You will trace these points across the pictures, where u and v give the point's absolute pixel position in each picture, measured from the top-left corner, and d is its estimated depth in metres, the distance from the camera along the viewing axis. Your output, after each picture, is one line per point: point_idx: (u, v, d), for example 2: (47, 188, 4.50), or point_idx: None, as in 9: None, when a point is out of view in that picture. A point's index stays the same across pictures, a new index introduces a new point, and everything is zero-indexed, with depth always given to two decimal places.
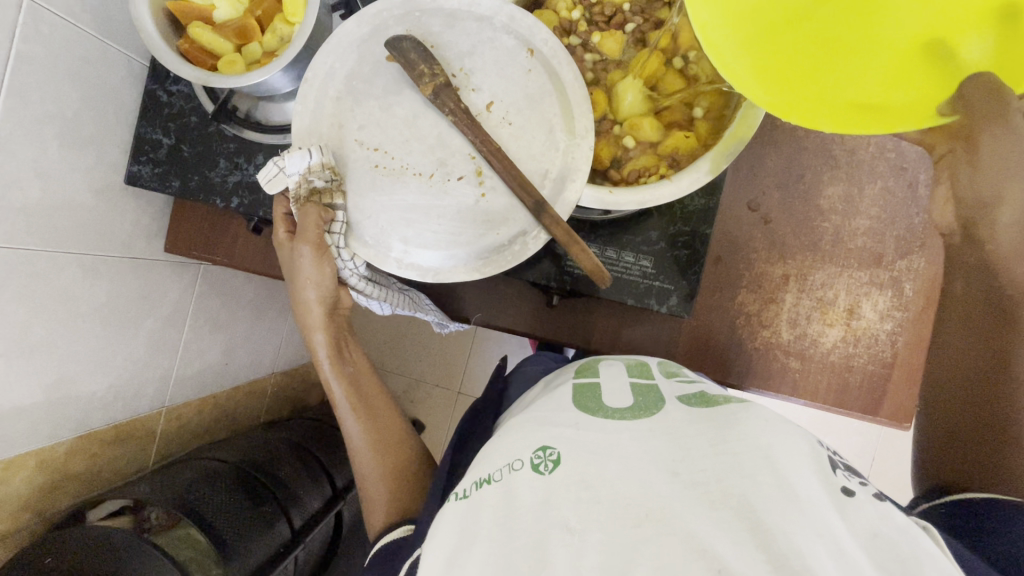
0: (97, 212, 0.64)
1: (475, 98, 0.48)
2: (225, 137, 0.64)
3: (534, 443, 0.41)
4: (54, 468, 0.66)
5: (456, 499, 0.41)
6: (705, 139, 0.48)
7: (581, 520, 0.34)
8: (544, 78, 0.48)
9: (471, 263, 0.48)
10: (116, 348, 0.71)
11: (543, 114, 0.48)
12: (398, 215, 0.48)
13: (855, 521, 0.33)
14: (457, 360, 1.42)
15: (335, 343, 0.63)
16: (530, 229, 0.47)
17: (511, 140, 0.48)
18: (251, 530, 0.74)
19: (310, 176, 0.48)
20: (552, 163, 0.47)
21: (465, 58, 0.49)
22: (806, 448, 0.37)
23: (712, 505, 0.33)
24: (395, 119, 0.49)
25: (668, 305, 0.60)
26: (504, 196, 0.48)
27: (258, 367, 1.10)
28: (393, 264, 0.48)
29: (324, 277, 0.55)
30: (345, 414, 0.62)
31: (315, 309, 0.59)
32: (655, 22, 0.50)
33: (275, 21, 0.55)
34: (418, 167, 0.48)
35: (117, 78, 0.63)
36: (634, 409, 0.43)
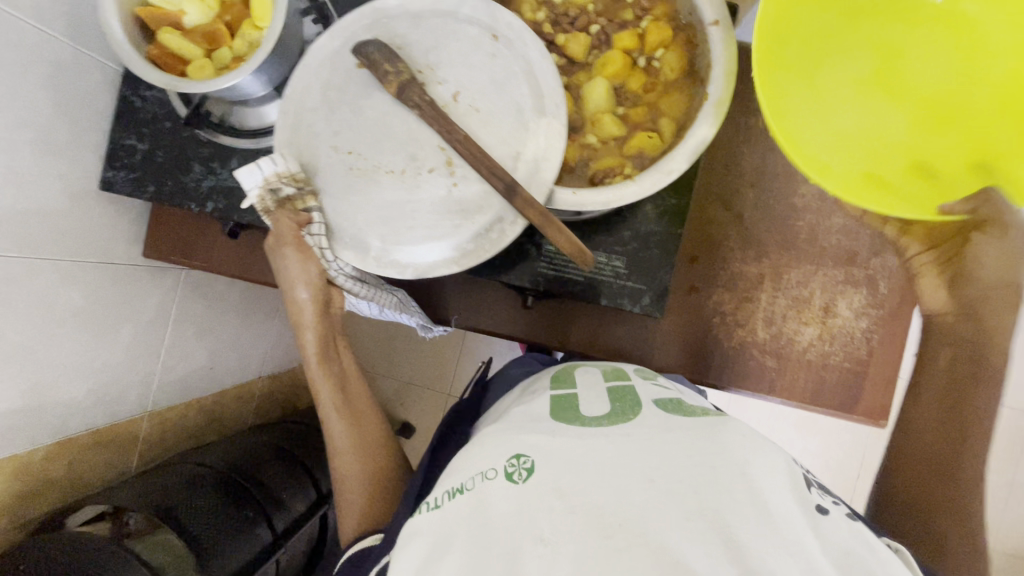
0: (71, 218, 0.64)
1: (441, 91, 0.48)
2: (200, 141, 0.64)
3: (508, 450, 0.41)
4: (32, 475, 0.66)
5: (427, 509, 0.41)
6: (671, 138, 0.48)
7: (556, 531, 0.34)
8: (509, 61, 0.48)
9: (449, 255, 0.47)
10: (95, 353, 0.71)
11: (511, 98, 0.48)
12: (374, 215, 0.48)
13: (828, 538, 0.33)
14: (447, 363, 1.42)
15: (324, 342, 0.60)
16: (506, 215, 0.46)
17: (480, 128, 0.47)
18: (233, 535, 0.74)
19: (281, 179, 0.48)
20: (523, 145, 0.47)
21: (430, 53, 0.49)
22: (782, 462, 0.38)
23: (689, 515, 0.33)
24: (365, 121, 0.49)
25: (641, 304, 0.60)
26: (478, 183, 0.47)
27: (244, 371, 1.10)
28: (373, 264, 0.47)
29: (310, 276, 0.55)
30: (328, 414, 0.61)
31: (308, 309, 0.57)
32: (619, 23, 0.50)
33: (244, 26, 0.55)
34: (391, 165, 0.48)
35: (91, 84, 0.63)
36: (612, 415, 0.44)
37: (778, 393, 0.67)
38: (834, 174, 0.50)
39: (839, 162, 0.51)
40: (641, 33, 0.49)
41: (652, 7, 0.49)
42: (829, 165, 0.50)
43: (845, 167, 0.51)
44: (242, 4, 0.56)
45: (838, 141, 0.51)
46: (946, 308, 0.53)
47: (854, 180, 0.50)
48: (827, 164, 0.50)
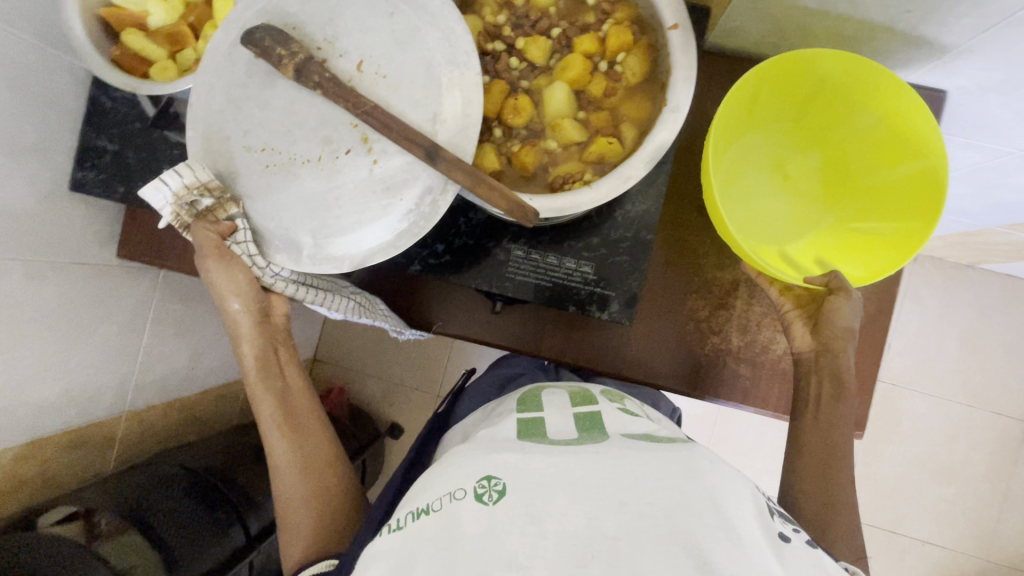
0: (42, 218, 0.64)
1: (343, 64, 0.44)
2: (170, 143, 0.64)
3: (477, 470, 0.40)
4: (7, 473, 0.66)
5: (389, 531, 0.40)
6: (632, 144, 0.47)
7: (528, 556, 0.35)
8: (408, 16, 0.45)
9: (384, 238, 0.44)
10: (68, 354, 0.71)
11: (416, 55, 0.44)
12: (297, 210, 0.45)
13: (793, 565, 0.35)
14: (436, 364, 1.42)
15: (265, 356, 0.56)
16: (435, 185, 0.43)
17: (388, 94, 0.44)
18: (204, 539, 0.74)
19: (191, 191, 0.44)
20: (441, 104, 0.44)
21: (327, 26, 0.45)
22: (748, 486, 0.40)
23: (660, 539, 0.35)
24: (272, 112, 0.44)
25: (610, 311, 0.59)
26: (398, 155, 0.44)
27: (227, 371, 1.10)
28: (307, 262, 0.45)
29: (241, 286, 0.51)
30: (271, 433, 0.57)
31: (242, 320, 0.53)
32: (581, 26, 0.49)
33: (206, 28, 0.54)
34: (306, 154, 0.44)
35: (61, 84, 0.63)
36: (580, 437, 0.44)
37: (754, 402, 0.66)
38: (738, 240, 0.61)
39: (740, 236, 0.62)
40: (602, 37, 0.48)
41: (613, 11, 0.48)
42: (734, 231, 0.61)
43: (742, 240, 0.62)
44: (203, 3, 0.55)
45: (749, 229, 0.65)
46: (809, 348, 0.61)
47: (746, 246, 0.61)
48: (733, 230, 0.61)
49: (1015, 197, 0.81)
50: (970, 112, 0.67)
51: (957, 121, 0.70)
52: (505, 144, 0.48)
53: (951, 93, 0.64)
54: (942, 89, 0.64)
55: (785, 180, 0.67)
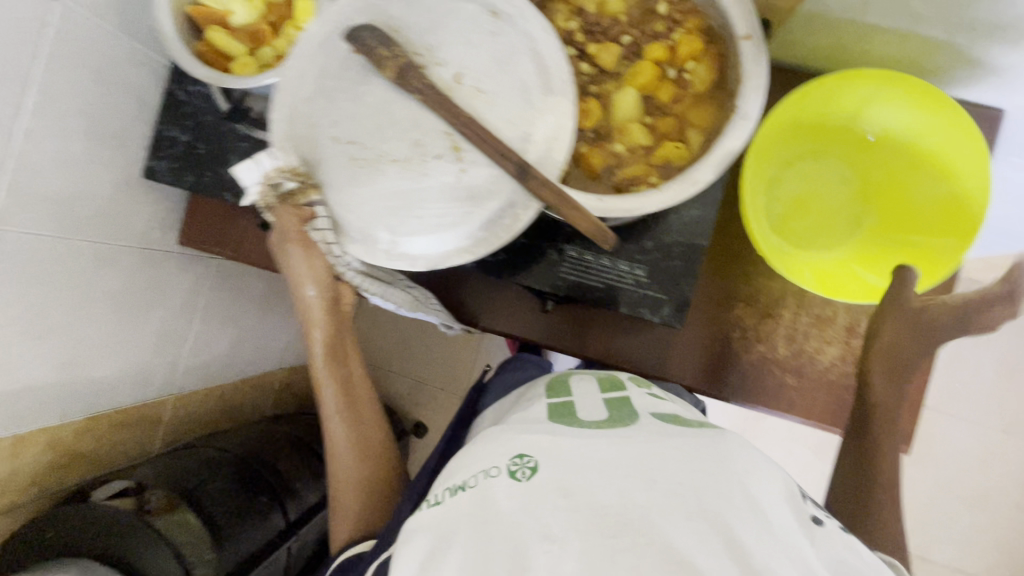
0: (115, 203, 0.67)
1: (441, 73, 0.46)
2: (238, 136, 0.66)
3: (512, 449, 0.41)
4: (63, 448, 0.69)
5: (429, 505, 0.42)
6: (698, 149, 0.48)
7: (563, 529, 0.35)
8: (512, 36, 0.47)
9: (462, 246, 0.46)
10: (127, 334, 0.74)
11: (513, 75, 0.46)
12: (380, 206, 0.46)
13: (824, 550, 0.35)
14: (463, 364, 1.43)
15: (332, 342, 0.61)
16: (519, 201, 0.45)
17: (485, 109, 0.46)
18: (248, 520, 0.76)
19: (280, 174, 0.47)
20: (534, 127, 0.46)
21: (428, 35, 0.47)
22: (775, 470, 0.39)
23: (690, 514, 0.34)
24: (365, 108, 0.47)
25: (661, 314, 0.60)
26: (487, 168, 0.45)
27: (265, 362, 1.12)
28: (383, 257, 0.47)
29: (319, 274, 0.56)
30: (330, 414, 0.61)
31: (316, 307, 0.58)
32: (651, 34, 0.50)
33: (286, 27, 0.56)
34: (395, 153, 0.46)
35: (139, 77, 0.66)
36: (610, 420, 0.44)
37: (799, 412, 0.66)
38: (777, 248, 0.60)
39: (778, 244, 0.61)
40: (672, 46, 0.49)
41: (684, 20, 0.49)
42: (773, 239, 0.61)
43: (781, 249, 0.61)
44: (286, 5, 0.58)
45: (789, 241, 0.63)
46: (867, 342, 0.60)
47: (783, 253, 0.60)
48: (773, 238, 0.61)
49: None
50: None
51: (1013, 140, 0.69)
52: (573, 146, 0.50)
53: (1009, 112, 0.64)
54: (1001, 108, 0.64)
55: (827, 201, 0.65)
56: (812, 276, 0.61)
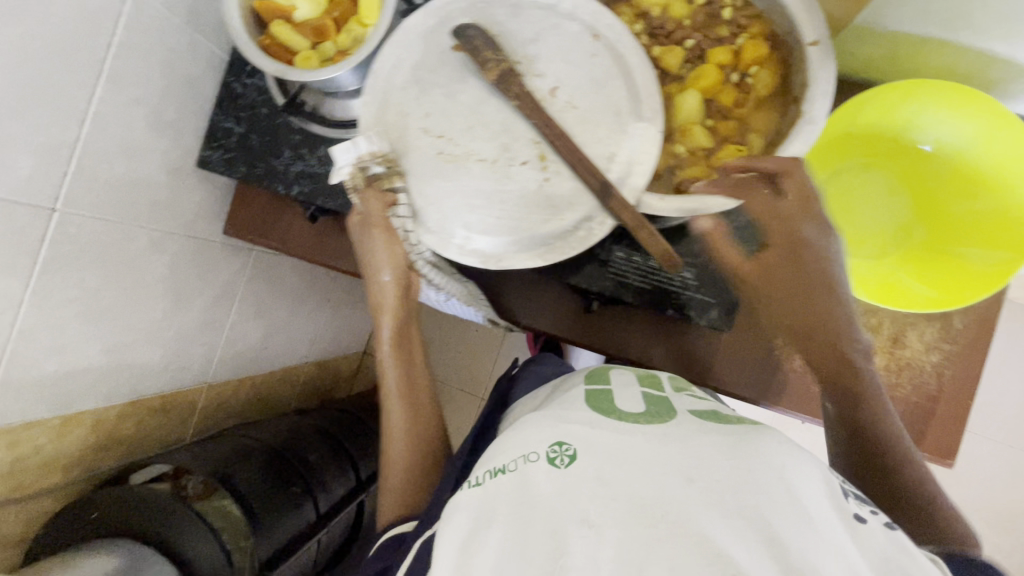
0: (169, 190, 0.68)
1: (540, 83, 0.50)
2: (292, 128, 0.68)
3: (548, 436, 0.38)
4: (105, 429, 0.69)
5: (469, 487, 0.40)
6: (758, 153, 0.49)
7: (600, 513, 0.33)
8: (609, 61, 0.49)
9: (534, 249, 0.50)
10: (172, 320, 0.75)
11: (608, 99, 0.49)
12: (460, 202, 0.50)
13: (868, 548, 0.32)
14: (483, 366, 1.43)
15: (401, 328, 0.63)
16: (594, 215, 0.49)
17: (576, 124, 0.49)
18: (282, 509, 0.77)
19: (371, 159, 0.50)
20: (619, 147, 0.48)
21: (529, 45, 0.50)
22: (812, 461, 0.36)
23: (728, 514, 0.31)
24: (460, 107, 0.51)
25: (708, 317, 0.61)
26: (570, 180, 0.49)
27: (293, 355, 1.12)
28: (455, 250, 0.50)
29: (396, 260, 0.58)
30: (391, 397, 0.62)
31: (389, 291, 0.60)
32: (715, 37, 0.51)
33: (351, 22, 0.58)
34: (482, 153, 0.50)
35: (201, 68, 0.67)
36: (649, 414, 0.41)
37: None
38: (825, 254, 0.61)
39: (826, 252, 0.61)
40: (736, 50, 0.50)
41: (748, 24, 0.50)
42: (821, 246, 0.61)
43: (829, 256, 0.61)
44: (350, 1, 0.59)
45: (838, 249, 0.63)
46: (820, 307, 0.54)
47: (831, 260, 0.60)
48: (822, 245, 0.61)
49: None
50: None
51: None
52: None
53: None
54: None
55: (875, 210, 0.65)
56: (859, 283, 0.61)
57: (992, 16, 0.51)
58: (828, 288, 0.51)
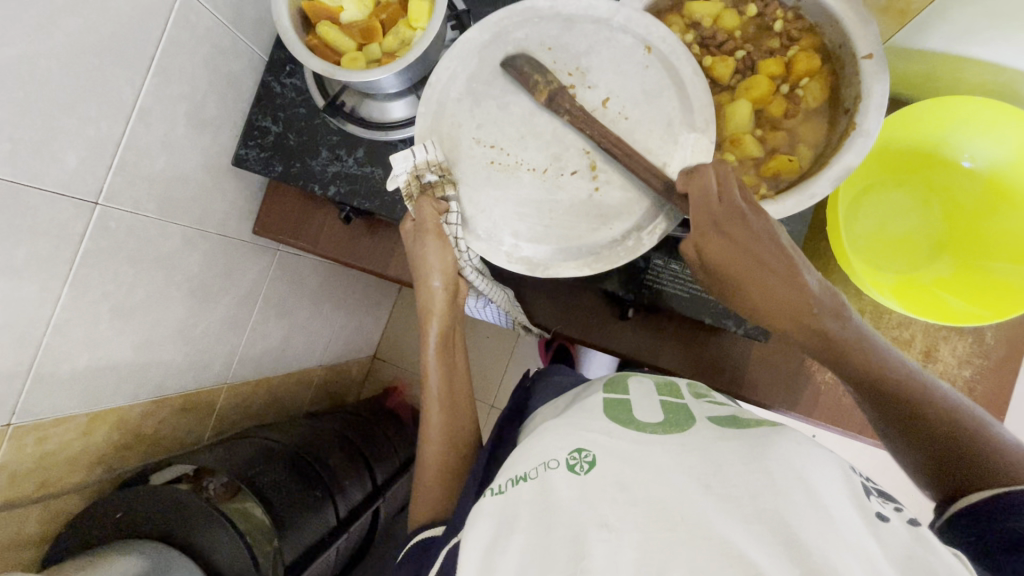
0: (205, 188, 0.68)
1: (591, 95, 0.51)
2: (330, 129, 0.68)
3: (568, 443, 0.39)
4: (128, 428, 0.68)
5: (490, 493, 0.39)
6: (808, 165, 0.50)
7: (619, 518, 0.33)
8: (662, 74, 0.50)
9: (582, 257, 0.50)
10: (199, 319, 0.74)
11: (661, 108, 0.50)
12: (510, 210, 0.51)
13: (894, 548, 0.30)
14: (493, 374, 1.40)
15: (445, 334, 0.61)
16: (644, 225, 0.49)
17: (629, 133, 0.50)
18: (305, 511, 0.76)
19: (428, 167, 0.51)
20: (671, 156, 0.49)
21: (582, 58, 0.51)
22: (829, 460, 0.36)
23: (746, 519, 0.31)
24: (512, 117, 0.52)
25: (746, 326, 0.60)
26: (619, 190, 0.50)
27: (309, 357, 1.11)
28: (503, 257, 0.51)
29: (446, 265, 0.56)
30: (430, 404, 0.60)
31: (438, 296, 0.58)
32: (766, 50, 0.52)
33: (399, 25, 0.58)
34: (532, 163, 0.51)
35: (241, 67, 0.67)
36: (667, 424, 0.40)
37: (872, 434, 0.66)
38: (860, 266, 0.61)
39: (860, 263, 0.62)
40: (787, 62, 0.51)
41: (799, 38, 0.51)
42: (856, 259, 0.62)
43: (863, 267, 0.62)
44: (399, 4, 0.59)
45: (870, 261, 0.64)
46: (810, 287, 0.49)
47: (865, 271, 0.61)
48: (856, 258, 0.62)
49: None
50: None
51: None
52: None
53: None
54: None
55: (908, 223, 0.66)
56: (893, 294, 0.61)
57: None
58: (767, 267, 0.47)
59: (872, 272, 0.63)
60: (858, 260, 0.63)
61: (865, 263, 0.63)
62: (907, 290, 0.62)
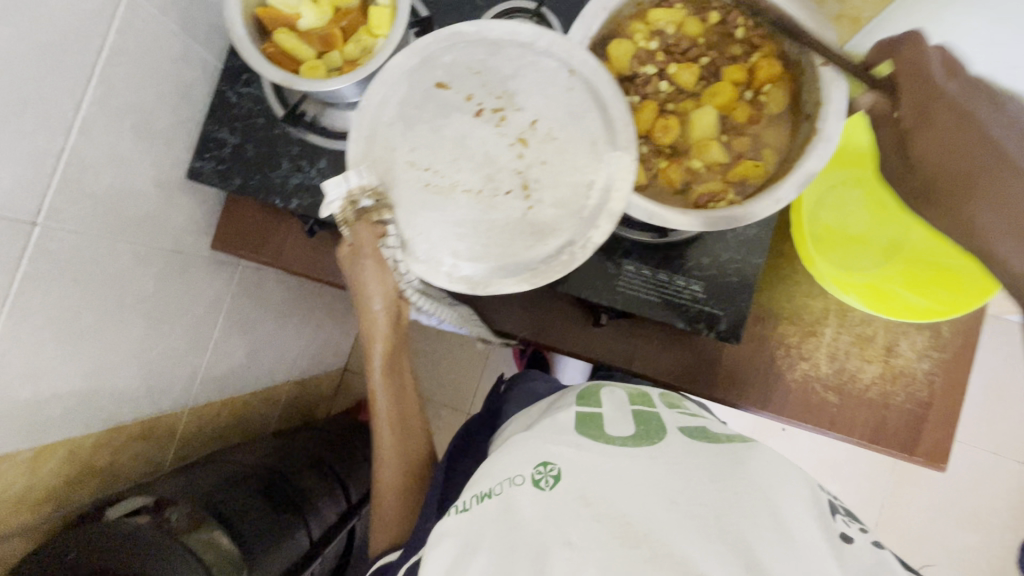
0: (157, 204, 0.65)
1: (519, 117, 0.49)
2: (290, 140, 0.65)
3: (535, 457, 0.38)
4: (80, 462, 0.64)
5: (455, 511, 0.39)
6: (774, 169, 0.51)
7: (582, 537, 0.33)
8: (587, 95, 0.49)
9: (520, 275, 0.49)
10: (155, 341, 0.70)
11: (586, 128, 0.48)
12: (448, 231, 0.49)
13: (855, 570, 0.32)
14: (468, 382, 1.39)
15: (390, 359, 0.64)
16: (578, 240, 0.48)
17: (556, 155, 0.49)
18: (275, 536, 0.73)
19: (361, 192, 0.49)
20: (596, 174, 0.48)
21: (509, 81, 0.50)
22: (795, 475, 0.37)
23: (712, 538, 0.32)
24: (443, 141, 0.50)
25: (718, 329, 0.61)
26: (552, 208, 0.49)
27: (277, 373, 1.07)
28: (444, 278, 0.49)
29: (387, 290, 0.58)
30: (382, 428, 0.65)
31: (381, 322, 0.61)
32: (728, 57, 0.53)
33: (360, 33, 0.57)
34: (467, 184, 0.49)
35: (193, 76, 0.65)
36: (638, 437, 0.40)
37: (840, 430, 0.68)
38: (826, 268, 0.63)
39: (827, 265, 0.64)
40: (749, 69, 0.52)
41: (760, 45, 0.52)
42: (823, 262, 0.64)
43: (830, 269, 0.64)
44: (359, 11, 0.58)
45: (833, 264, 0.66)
46: None
47: (830, 272, 0.63)
48: (823, 261, 0.64)
49: None
50: None
51: None
52: (652, 163, 0.52)
53: None
54: None
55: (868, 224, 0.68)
56: (858, 293, 0.63)
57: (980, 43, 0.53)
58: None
59: (837, 273, 0.65)
60: (825, 263, 0.64)
61: (830, 264, 0.65)
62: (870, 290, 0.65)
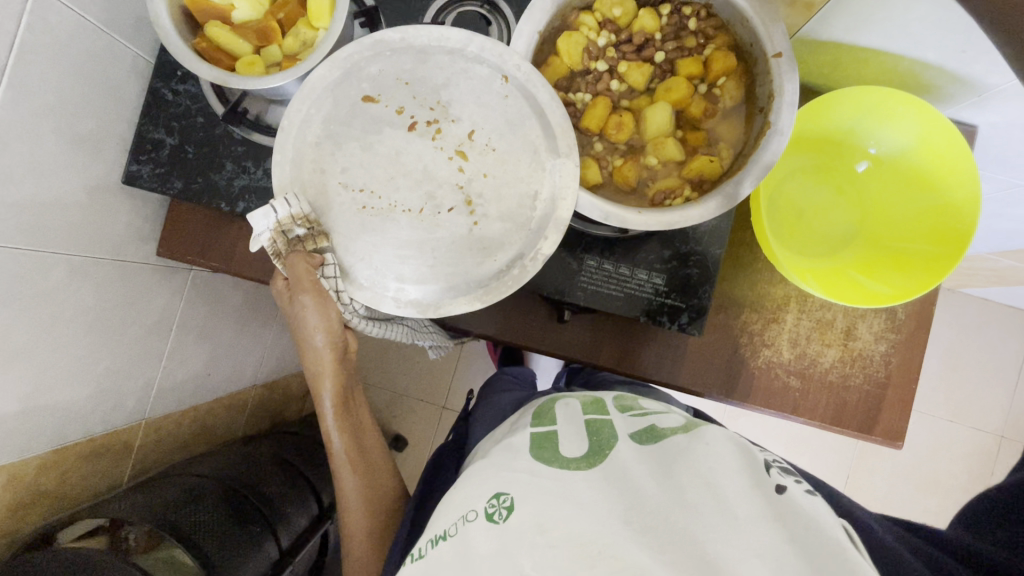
0: (91, 212, 0.61)
1: (455, 128, 0.49)
2: (234, 138, 0.62)
3: (488, 490, 0.38)
4: (23, 486, 0.59)
5: (411, 560, 0.38)
6: (728, 163, 0.50)
7: (536, 567, 0.32)
8: (521, 102, 0.48)
9: (471, 292, 0.48)
10: (100, 355, 0.66)
11: (525, 137, 0.48)
12: (391, 254, 0.49)
13: (793, 525, 0.32)
14: (442, 375, 1.37)
15: (342, 396, 0.63)
16: (526, 252, 0.48)
17: (497, 165, 0.48)
18: (239, 550, 0.72)
19: (293, 221, 0.48)
20: (541, 184, 0.48)
21: (441, 91, 0.49)
22: (732, 450, 0.38)
23: (660, 548, 0.32)
24: (377, 157, 0.49)
25: (679, 321, 0.61)
26: (499, 220, 0.48)
27: (240, 378, 1.04)
28: (390, 304, 0.48)
29: (331, 325, 0.57)
30: (341, 467, 0.65)
31: (325, 359, 0.59)
32: (683, 48, 0.52)
33: (299, 25, 0.54)
34: (407, 204, 0.49)
35: (121, 74, 0.61)
36: (589, 455, 0.39)
37: (803, 413, 0.69)
38: (787, 258, 0.63)
39: (787, 255, 0.64)
40: (704, 61, 0.51)
41: (714, 36, 0.51)
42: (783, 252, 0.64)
43: (790, 258, 0.64)
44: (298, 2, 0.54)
45: (795, 253, 0.67)
46: None
47: (791, 262, 0.63)
48: (782, 250, 0.64)
49: (1013, 227, 0.89)
50: (999, 148, 0.71)
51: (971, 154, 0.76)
52: (607, 160, 0.51)
53: (981, 128, 0.68)
54: (973, 125, 0.68)
55: (830, 213, 0.68)
56: (818, 282, 0.64)
57: (929, 28, 0.53)
58: None
59: (798, 263, 0.65)
60: (786, 252, 0.64)
61: (791, 254, 0.65)
62: (830, 278, 0.65)
